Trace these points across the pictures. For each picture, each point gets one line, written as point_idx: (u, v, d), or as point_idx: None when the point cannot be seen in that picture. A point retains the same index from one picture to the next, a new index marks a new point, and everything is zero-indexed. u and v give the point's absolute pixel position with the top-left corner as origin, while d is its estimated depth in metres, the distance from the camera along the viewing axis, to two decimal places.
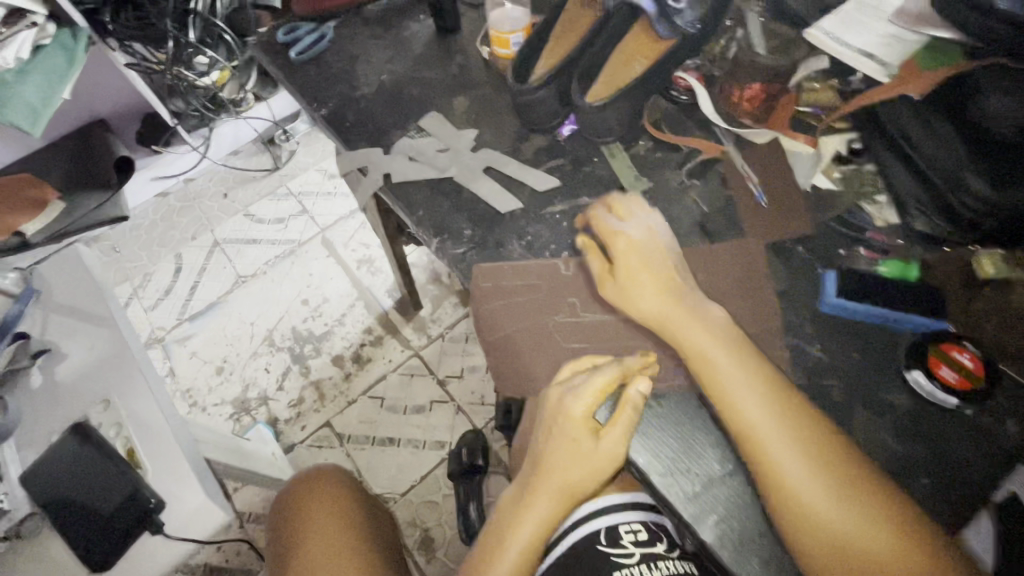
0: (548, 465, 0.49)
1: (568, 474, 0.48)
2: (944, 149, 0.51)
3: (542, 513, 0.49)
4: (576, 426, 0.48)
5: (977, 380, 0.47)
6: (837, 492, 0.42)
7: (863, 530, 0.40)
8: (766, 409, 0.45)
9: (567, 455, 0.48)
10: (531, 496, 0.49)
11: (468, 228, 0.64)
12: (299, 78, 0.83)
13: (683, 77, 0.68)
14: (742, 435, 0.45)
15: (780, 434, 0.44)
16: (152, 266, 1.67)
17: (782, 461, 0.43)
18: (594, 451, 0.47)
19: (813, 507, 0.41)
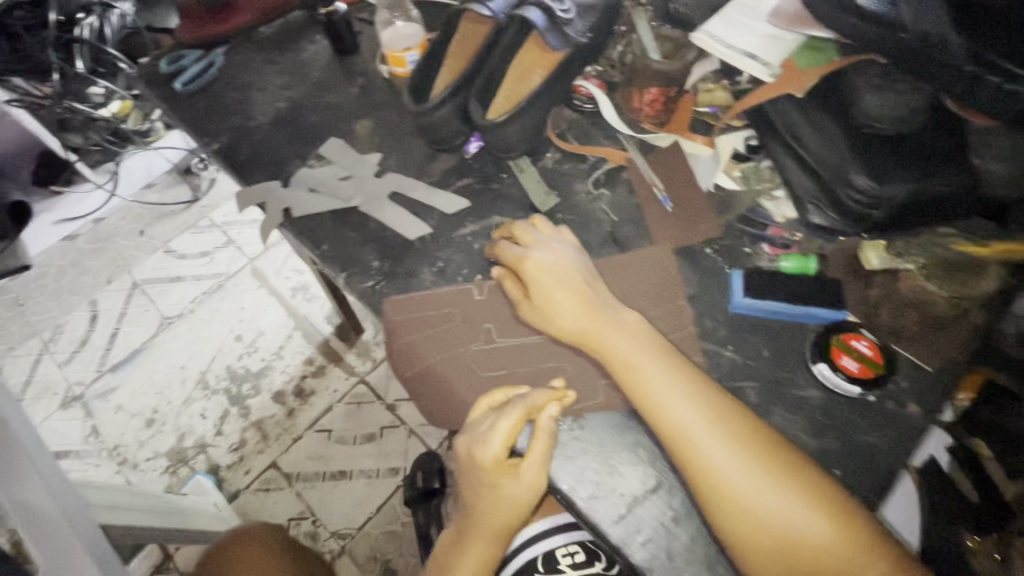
0: (477, 507, 0.47)
1: (497, 517, 0.46)
2: (828, 142, 0.53)
3: (481, 556, 0.47)
4: (491, 469, 0.45)
5: (876, 367, 0.48)
6: (775, 491, 0.42)
7: (798, 525, 0.41)
8: (700, 413, 0.45)
9: (489, 499, 0.46)
10: (467, 540, 0.48)
11: (377, 260, 0.61)
12: (188, 111, 0.78)
13: (584, 84, 0.68)
14: (679, 445, 0.44)
15: (716, 438, 0.44)
16: (63, 318, 1.54)
17: (719, 466, 0.43)
18: (514, 492, 0.45)
19: (750, 510, 0.42)
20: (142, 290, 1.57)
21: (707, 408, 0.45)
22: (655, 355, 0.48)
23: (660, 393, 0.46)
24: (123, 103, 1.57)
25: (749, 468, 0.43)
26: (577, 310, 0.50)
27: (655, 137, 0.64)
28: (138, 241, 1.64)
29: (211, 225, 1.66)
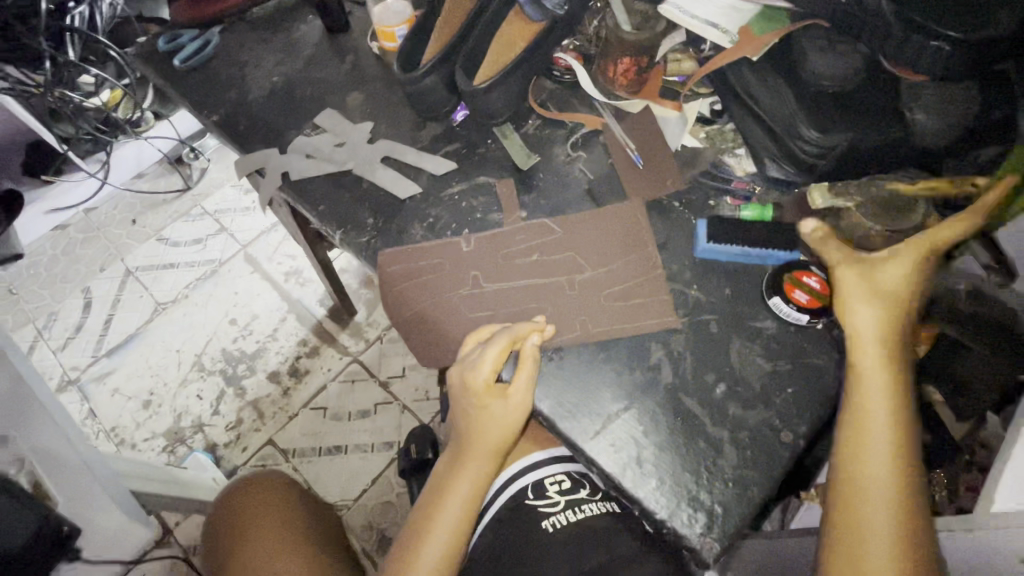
0: (470, 428, 0.52)
1: (488, 436, 0.51)
2: (779, 101, 0.59)
3: (474, 473, 0.52)
4: (481, 391, 0.51)
5: (825, 299, 0.54)
6: (891, 471, 0.44)
7: (896, 510, 0.43)
8: (886, 388, 0.46)
9: (478, 418, 0.52)
10: (461, 460, 0.52)
11: (370, 218, 0.65)
12: (187, 87, 0.81)
13: (563, 57, 0.73)
14: (856, 407, 0.46)
15: (885, 410, 0.46)
16: (57, 304, 1.56)
17: (874, 433, 0.45)
18: (503, 410, 0.51)
19: (871, 481, 0.44)
20: (136, 277, 1.59)
21: (891, 383, 0.46)
22: (897, 327, 0.47)
23: (858, 361, 0.47)
24: (113, 92, 1.63)
25: (893, 450, 0.45)
26: (891, 289, 0.48)
27: (626, 104, 0.69)
28: (131, 230, 1.66)
29: (203, 212, 1.68)
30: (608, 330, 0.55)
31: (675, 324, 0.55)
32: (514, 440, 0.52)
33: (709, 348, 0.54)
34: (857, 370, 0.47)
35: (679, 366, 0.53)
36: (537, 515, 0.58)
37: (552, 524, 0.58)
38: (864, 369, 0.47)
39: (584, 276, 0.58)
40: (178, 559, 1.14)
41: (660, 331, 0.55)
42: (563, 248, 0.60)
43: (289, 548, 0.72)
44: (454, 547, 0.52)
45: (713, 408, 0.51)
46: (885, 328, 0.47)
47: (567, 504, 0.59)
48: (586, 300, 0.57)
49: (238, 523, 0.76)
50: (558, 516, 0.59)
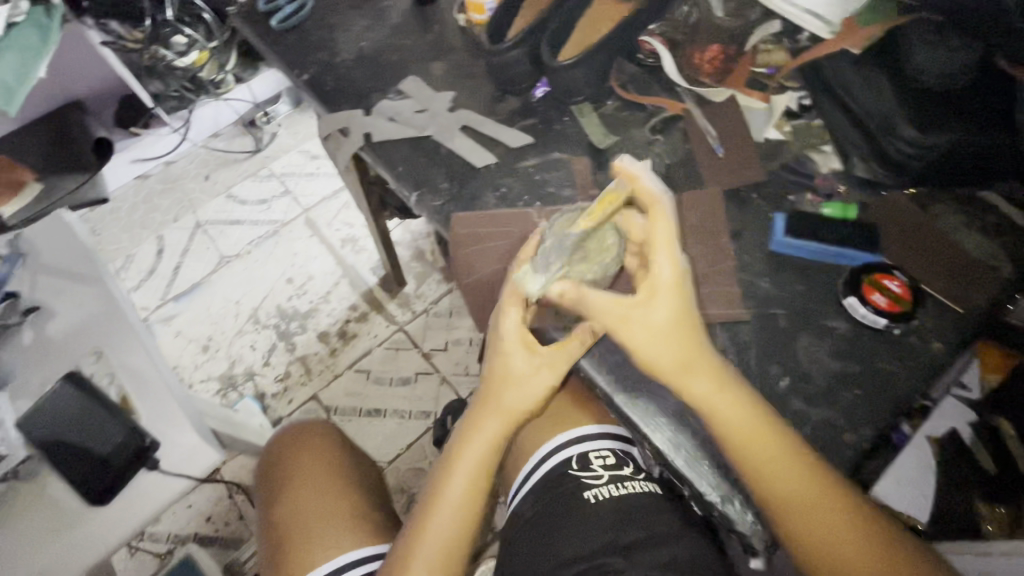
0: (491, 388, 0.54)
1: (512, 394, 0.53)
2: (876, 96, 0.57)
3: (492, 433, 0.54)
4: (509, 343, 0.52)
5: (904, 303, 0.52)
6: (788, 469, 0.45)
7: (824, 499, 0.44)
8: (733, 406, 0.46)
9: (501, 376, 0.53)
10: (482, 416, 0.54)
11: (445, 183, 0.67)
12: (281, 47, 0.85)
13: (648, 41, 0.71)
14: (737, 440, 0.45)
15: (755, 427, 0.45)
16: (134, 248, 1.66)
17: (767, 449, 0.45)
18: (526, 369, 0.52)
19: (789, 491, 0.44)
20: (205, 229, 1.68)
21: (737, 395, 0.46)
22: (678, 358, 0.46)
23: (710, 398, 0.46)
24: (201, 53, 1.62)
25: (780, 447, 0.45)
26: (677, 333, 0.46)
27: (712, 90, 0.67)
28: (203, 185, 1.76)
29: (270, 174, 1.76)
30: None
31: (742, 315, 0.54)
32: (535, 402, 0.53)
33: (776, 341, 0.53)
34: (710, 409, 0.46)
35: (743, 355, 0.53)
36: (579, 485, 0.59)
37: (593, 495, 0.58)
38: (714, 399, 0.46)
39: None
40: (222, 495, 1.18)
41: (727, 320, 0.54)
42: None
43: (336, 492, 0.76)
44: (472, 506, 0.54)
45: (776, 400, 0.50)
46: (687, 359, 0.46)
47: (611, 478, 0.60)
48: None
49: (288, 463, 0.80)
50: (602, 488, 0.59)
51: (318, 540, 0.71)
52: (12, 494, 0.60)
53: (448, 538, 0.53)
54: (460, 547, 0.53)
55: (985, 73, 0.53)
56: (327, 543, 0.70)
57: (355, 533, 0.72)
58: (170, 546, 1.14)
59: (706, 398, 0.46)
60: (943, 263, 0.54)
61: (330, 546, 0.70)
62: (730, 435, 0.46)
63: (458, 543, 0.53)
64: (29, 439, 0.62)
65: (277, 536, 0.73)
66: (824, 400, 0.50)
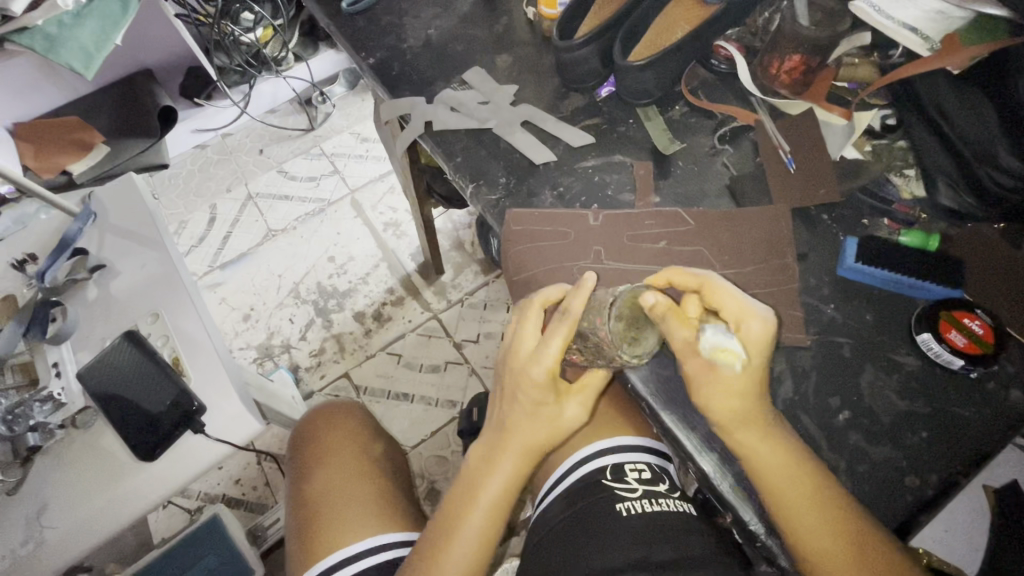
0: (514, 426, 0.53)
1: (533, 433, 0.52)
2: (978, 122, 0.53)
3: (510, 468, 0.53)
4: (539, 390, 0.51)
5: (985, 346, 0.49)
6: (803, 499, 0.44)
7: (835, 533, 0.43)
8: (760, 435, 0.45)
9: (527, 414, 0.52)
10: (500, 452, 0.53)
11: (503, 176, 0.67)
12: (349, 29, 0.86)
13: (724, 47, 0.69)
14: (755, 467, 0.45)
15: (784, 472, 0.44)
16: (188, 214, 1.71)
17: (777, 479, 0.44)
18: (555, 414, 0.52)
19: (799, 524, 0.44)
20: (255, 202, 1.72)
21: (756, 429, 0.45)
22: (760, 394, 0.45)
23: (739, 437, 0.45)
24: (265, 30, 1.74)
25: (798, 477, 0.44)
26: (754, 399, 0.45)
27: (787, 103, 0.65)
28: (257, 159, 1.80)
29: (321, 153, 1.79)
30: None
31: (803, 340, 0.52)
32: (555, 439, 0.53)
33: (838, 371, 0.50)
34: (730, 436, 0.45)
35: (801, 382, 0.50)
36: (612, 497, 0.58)
37: (626, 508, 0.57)
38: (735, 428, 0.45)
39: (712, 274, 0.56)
40: (251, 461, 1.22)
41: (787, 344, 0.52)
42: (694, 241, 0.58)
43: (366, 475, 0.77)
44: (486, 541, 0.54)
45: (833, 433, 0.48)
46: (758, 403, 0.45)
47: (645, 492, 0.59)
48: None
49: (320, 442, 0.81)
50: (635, 502, 0.58)
51: (344, 522, 0.72)
52: (69, 442, 0.64)
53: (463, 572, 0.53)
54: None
55: None
56: (353, 526, 0.71)
57: (382, 518, 0.72)
58: (199, 504, 1.18)
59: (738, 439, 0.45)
60: None
61: (357, 529, 0.71)
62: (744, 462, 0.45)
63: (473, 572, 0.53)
64: (90, 391, 0.65)
65: (304, 511, 0.75)
66: (886, 438, 0.48)
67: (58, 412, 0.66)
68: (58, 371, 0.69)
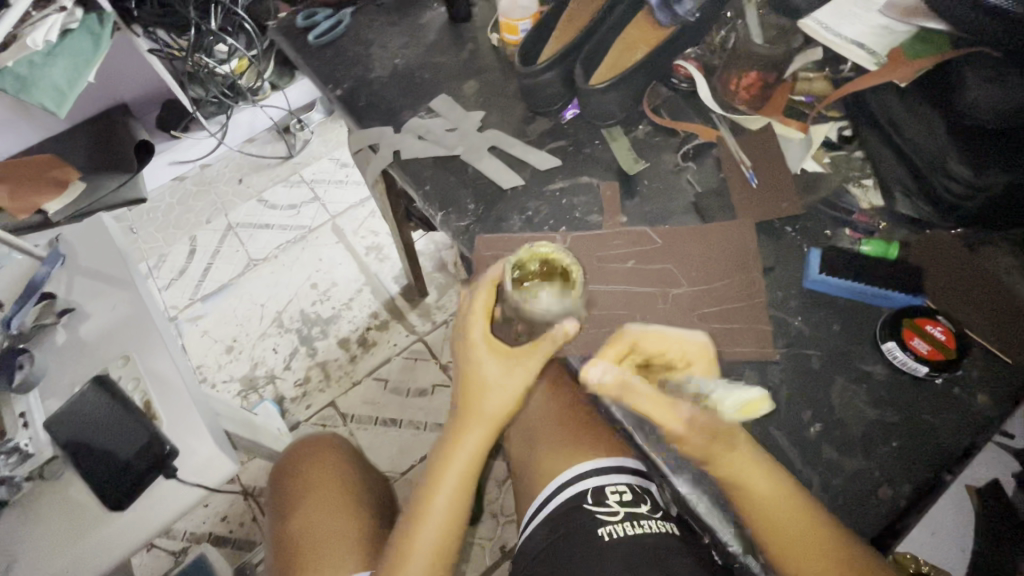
0: (469, 398, 0.53)
1: (486, 402, 0.52)
2: (926, 131, 0.54)
3: (472, 446, 0.53)
4: (479, 352, 0.52)
5: (948, 351, 0.49)
6: (786, 509, 0.44)
7: (815, 540, 0.43)
8: (722, 441, 0.45)
9: (477, 383, 0.52)
10: (459, 430, 0.53)
11: (472, 203, 0.67)
12: (316, 61, 0.86)
13: (684, 65, 0.70)
14: (733, 479, 0.44)
15: (763, 484, 0.44)
16: (168, 247, 1.70)
17: (759, 485, 0.44)
18: (498, 372, 0.52)
19: (784, 542, 0.43)
20: (235, 232, 1.71)
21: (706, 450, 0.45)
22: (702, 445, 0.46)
23: (696, 446, 0.46)
24: (240, 61, 1.72)
25: (773, 489, 0.44)
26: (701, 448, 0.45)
27: (747, 118, 0.66)
28: (237, 188, 1.80)
29: (301, 180, 1.79)
30: None
31: (772, 355, 0.52)
32: (513, 407, 0.53)
33: (809, 383, 0.51)
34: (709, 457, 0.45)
35: (772, 397, 0.50)
36: (594, 522, 0.57)
37: (609, 533, 0.56)
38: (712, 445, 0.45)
39: (680, 292, 0.56)
40: (238, 497, 1.19)
41: (756, 359, 0.52)
42: (661, 259, 0.59)
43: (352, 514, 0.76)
44: (451, 530, 0.54)
45: (807, 447, 0.48)
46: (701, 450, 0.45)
47: (626, 515, 0.58)
48: (678, 316, 0.55)
49: (302, 477, 0.80)
50: (616, 526, 0.57)
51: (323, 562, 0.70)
52: (39, 495, 0.62)
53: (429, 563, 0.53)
54: (444, 566, 0.54)
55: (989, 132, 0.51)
56: (334, 563, 0.70)
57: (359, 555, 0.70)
58: (185, 544, 1.15)
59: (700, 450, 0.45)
60: (992, 308, 0.51)
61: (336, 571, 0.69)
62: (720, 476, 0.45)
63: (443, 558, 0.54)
64: (56, 439, 0.64)
65: (288, 552, 0.73)
66: (858, 450, 0.48)
67: (25, 463, 0.63)
68: (25, 421, 0.66)
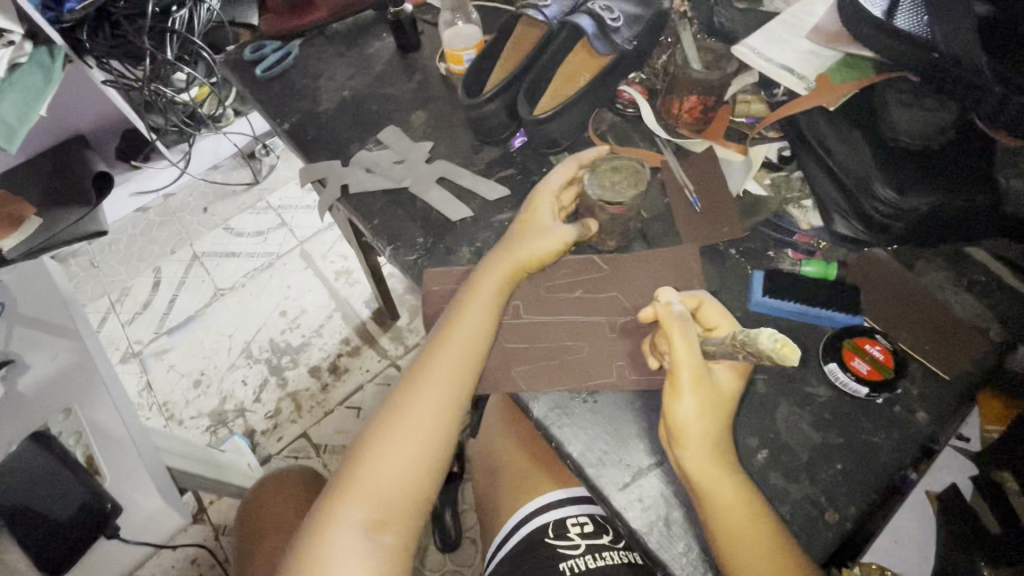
0: (509, 245, 0.58)
1: (527, 245, 0.57)
2: (853, 154, 0.55)
3: (492, 288, 0.56)
4: (536, 205, 0.60)
5: (887, 370, 0.50)
6: (739, 515, 0.44)
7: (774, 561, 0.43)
8: (704, 417, 0.46)
9: (521, 234, 0.59)
10: (488, 268, 0.57)
11: (420, 236, 0.67)
12: (263, 95, 0.85)
13: (627, 90, 0.71)
14: (698, 475, 0.45)
15: (723, 484, 0.44)
16: (130, 280, 1.64)
17: (726, 496, 0.44)
18: (543, 225, 0.59)
19: (734, 553, 0.43)
20: (200, 262, 1.66)
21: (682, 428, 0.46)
22: (709, 421, 0.46)
23: (679, 412, 0.46)
24: (201, 89, 1.72)
25: (744, 501, 0.44)
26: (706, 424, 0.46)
27: (689, 141, 0.67)
28: (201, 218, 1.75)
29: (267, 207, 1.75)
30: (647, 377, 0.53)
31: None
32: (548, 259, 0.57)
33: (755, 409, 0.51)
34: (679, 435, 0.46)
35: None
36: (555, 556, 0.57)
37: (569, 568, 0.56)
38: (692, 438, 0.45)
39: (626, 319, 0.56)
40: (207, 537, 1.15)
41: None
42: (609, 287, 0.58)
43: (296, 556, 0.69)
44: (461, 374, 0.53)
45: (756, 474, 0.48)
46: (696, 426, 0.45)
47: (587, 548, 0.57)
48: (626, 344, 0.55)
49: (263, 518, 0.77)
50: (578, 559, 0.57)
51: None
52: None
53: (435, 401, 0.52)
54: (449, 414, 0.52)
55: (914, 152, 0.52)
56: None
57: None
58: None
59: (680, 416, 0.46)
60: (927, 325, 0.52)
61: None
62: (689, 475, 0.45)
63: (440, 411, 0.52)
64: None
65: None
66: (804, 475, 0.48)
67: None
68: None
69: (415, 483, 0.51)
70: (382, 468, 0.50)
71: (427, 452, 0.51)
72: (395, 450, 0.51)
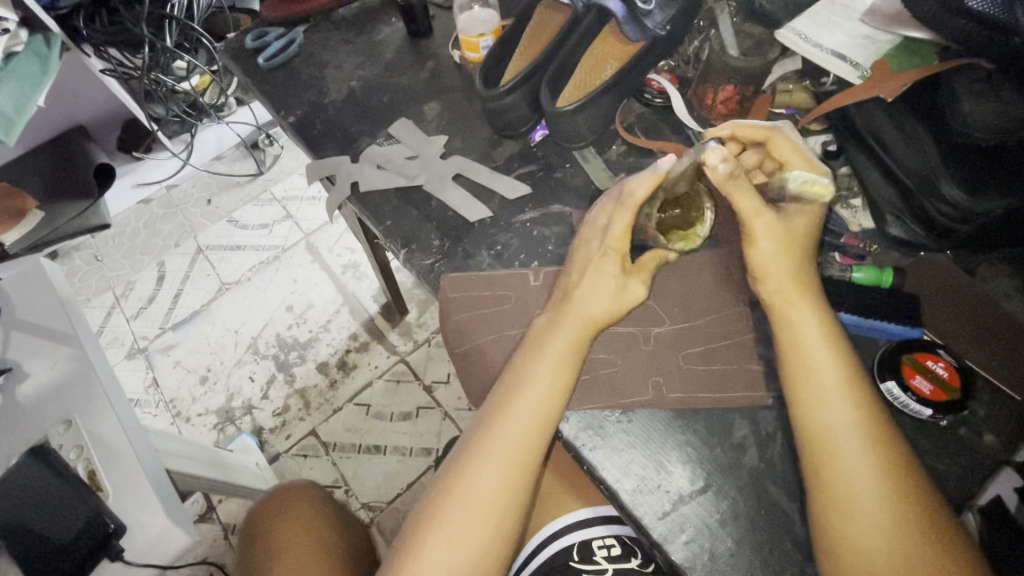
0: (576, 288, 0.51)
1: (599, 297, 0.51)
2: (917, 151, 0.50)
3: (566, 338, 0.49)
4: (614, 237, 0.52)
5: (951, 390, 0.46)
6: (850, 444, 0.41)
7: (886, 520, 0.39)
8: (784, 252, 0.48)
9: (592, 283, 0.51)
10: (558, 317, 0.51)
11: (436, 238, 0.63)
12: (267, 85, 0.81)
13: (656, 79, 0.66)
14: (805, 401, 0.43)
15: (837, 414, 0.42)
16: (134, 274, 1.60)
17: (847, 462, 0.41)
18: (612, 271, 0.51)
19: (835, 478, 0.41)
20: (205, 255, 1.62)
21: (767, 234, 0.48)
22: (792, 252, 0.48)
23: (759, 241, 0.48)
24: (201, 77, 1.65)
25: (868, 462, 0.40)
26: (786, 255, 0.48)
27: None
28: (205, 210, 1.70)
29: (272, 198, 1.70)
30: (687, 395, 0.49)
31: (764, 399, 0.49)
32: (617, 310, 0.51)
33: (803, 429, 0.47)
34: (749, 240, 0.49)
35: (767, 449, 0.47)
36: None
37: None
38: (786, 295, 0.47)
39: (662, 330, 0.52)
40: (218, 536, 1.13)
41: (747, 406, 0.49)
42: None
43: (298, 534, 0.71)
44: (533, 442, 0.46)
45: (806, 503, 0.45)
46: (787, 246, 0.48)
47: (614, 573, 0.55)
48: (662, 358, 0.51)
49: (270, 533, 0.73)
50: None
51: None
52: None
53: (508, 470, 0.46)
54: (525, 480, 0.46)
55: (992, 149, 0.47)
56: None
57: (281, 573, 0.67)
58: None
59: (760, 247, 0.48)
60: (992, 337, 0.48)
61: None
62: (797, 412, 0.44)
63: (517, 476, 0.46)
64: None
65: None
66: None
67: None
68: None
69: (492, 557, 0.44)
70: (449, 547, 0.44)
71: (499, 534, 0.45)
72: (462, 534, 0.44)
